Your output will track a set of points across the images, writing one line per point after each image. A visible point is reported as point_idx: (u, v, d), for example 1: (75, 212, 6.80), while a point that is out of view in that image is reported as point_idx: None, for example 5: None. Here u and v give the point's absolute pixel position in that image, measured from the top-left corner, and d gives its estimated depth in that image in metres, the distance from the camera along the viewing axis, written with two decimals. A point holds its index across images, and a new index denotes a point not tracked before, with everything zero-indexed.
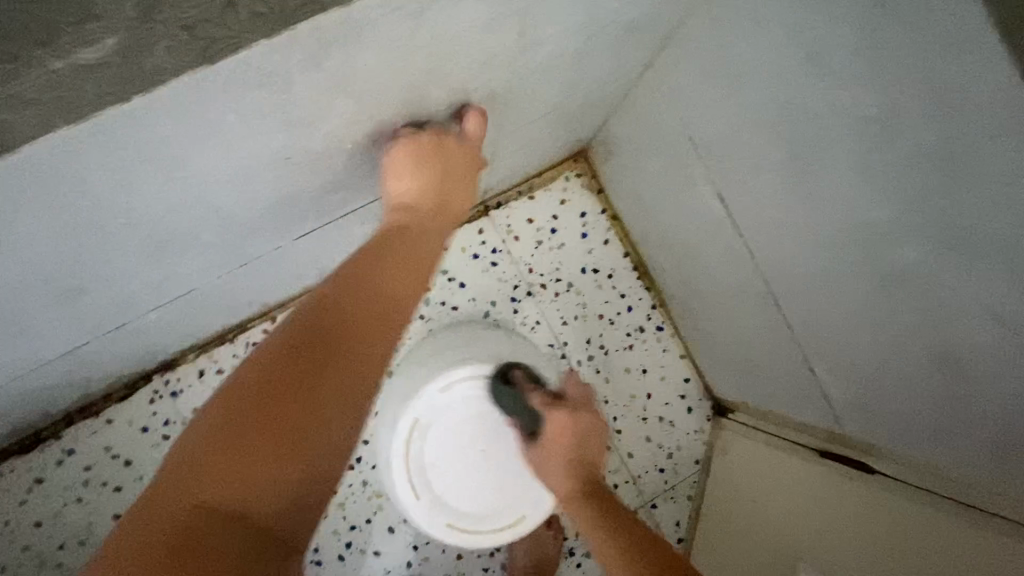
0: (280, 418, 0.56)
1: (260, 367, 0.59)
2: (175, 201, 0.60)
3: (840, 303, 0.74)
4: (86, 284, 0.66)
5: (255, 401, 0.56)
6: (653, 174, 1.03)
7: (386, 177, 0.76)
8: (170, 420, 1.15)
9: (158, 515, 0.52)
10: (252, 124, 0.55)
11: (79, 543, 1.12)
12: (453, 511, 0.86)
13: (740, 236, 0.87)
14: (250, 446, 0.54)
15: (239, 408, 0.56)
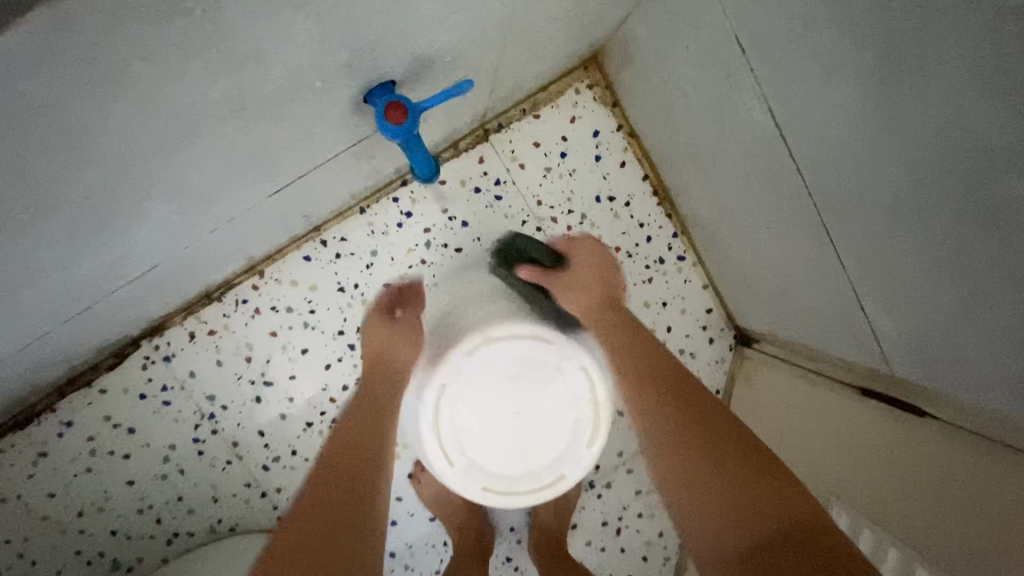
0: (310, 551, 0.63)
1: (281, 537, 0.65)
2: (96, 170, 0.47)
3: (908, 241, 0.63)
4: (21, 275, 0.55)
5: (287, 558, 0.62)
6: (684, 86, 0.87)
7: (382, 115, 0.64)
8: (168, 385, 1.09)
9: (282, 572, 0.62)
10: (168, 62, 0.41)
11: (98, 509, 1.10)
12: (489, 475, 0.77)
13: (793, 161, 0.74)
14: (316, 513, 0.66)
15: (280, 555, 0.63)
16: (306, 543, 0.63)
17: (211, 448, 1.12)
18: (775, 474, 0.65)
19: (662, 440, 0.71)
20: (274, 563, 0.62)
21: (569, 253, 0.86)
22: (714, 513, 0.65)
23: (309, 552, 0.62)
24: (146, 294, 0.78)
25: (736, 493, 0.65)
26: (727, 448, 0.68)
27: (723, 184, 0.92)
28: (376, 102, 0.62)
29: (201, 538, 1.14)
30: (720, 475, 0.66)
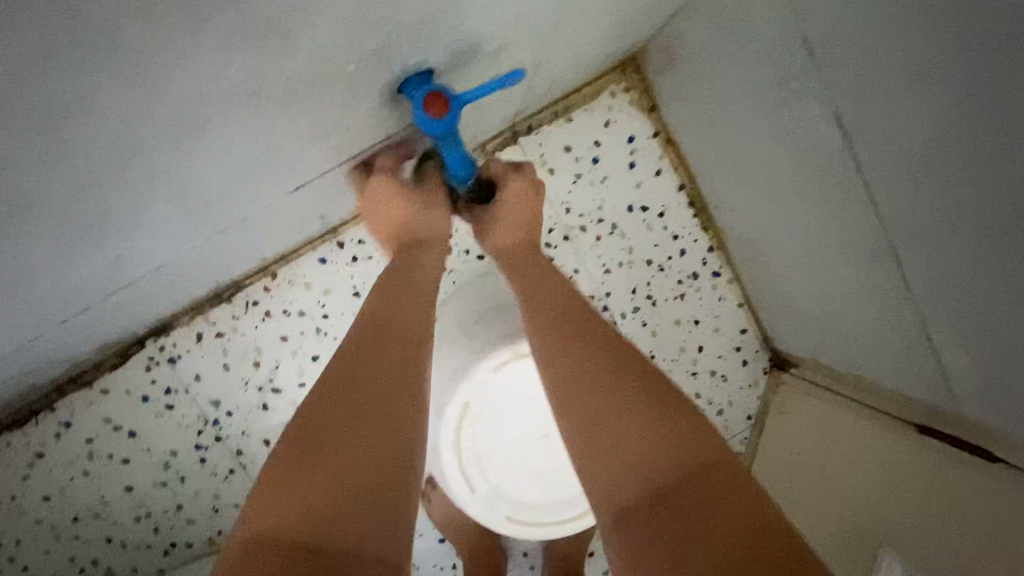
0: (338, 451, 0.52)
1: (298, 433, 0.53)
2: (93, 162, 0.42)
3: (991, 274, 0.56)
4: (10, 275, 0.49)
5: (308, 465, 0.51)
6: (735, 91, 0.80)
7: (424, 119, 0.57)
8: (172, 389, 1.04)
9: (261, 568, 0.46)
10: (176, 42, 0.36)
11: (95, 515, 1.05)
12: (513, 502, 0.71)
13: (859, 176, 0.67)
14: (311, 474, 0.51)
15: (300, 453, 0.52)
16: (332, 438, 0.53)
17: (214, 456, 1.06)
18: (690, 427, 0.55)
19: (589, 381, 0.58)
20: (292, 472, 0.51)
21: (500, 181, 0.74)
22: (625, 467, 0.54)
23: (335, 457, 0.52)
24: (149, 296, 0.73)
25: (635, 462, 0.54)
26: (635, 409, 0.56)
27: (770, 198, 0.86)
28: (413, 92, 0.56)
29: (199, 550, 1.08)
30: (628, 417, 0.55)
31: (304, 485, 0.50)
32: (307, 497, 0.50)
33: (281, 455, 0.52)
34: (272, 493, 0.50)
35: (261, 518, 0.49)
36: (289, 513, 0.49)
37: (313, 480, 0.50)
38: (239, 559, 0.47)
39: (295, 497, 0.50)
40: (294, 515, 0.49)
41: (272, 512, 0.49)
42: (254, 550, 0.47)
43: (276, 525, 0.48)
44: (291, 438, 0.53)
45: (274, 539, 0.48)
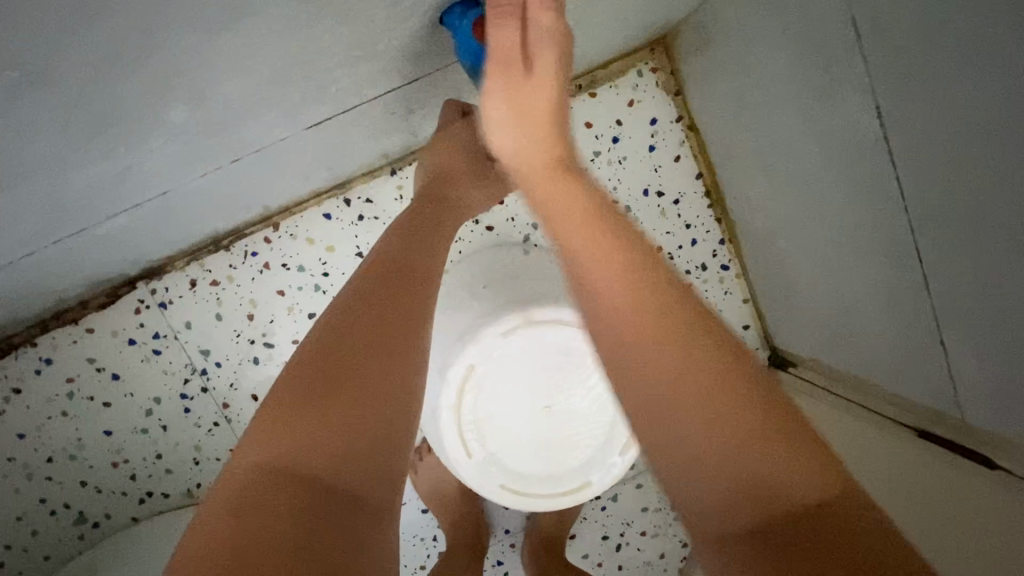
0: (344, 395, 0.53)
1: (298, 378, 0.53)
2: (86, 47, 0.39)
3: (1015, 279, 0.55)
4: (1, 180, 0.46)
5: (312, 404, 0.52)
6: (770, 73, 0.78)
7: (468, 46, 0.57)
8: (161, 333, 1.01)
9: (262, 499, 0.47)
10: None
11: (70, 456, 1.02)
12: (509, 471, 0.70)
13: (892, 170, 0.65)
14: (319, 412, 0.51)
15: (303, 394, 0.52)
16: (336, 380, 0.53)
17: (198, 407, 1.04)
18: (804, 434, 0.46)
19: (656, 366, 0.49)
20: (291, 414, 0.51)
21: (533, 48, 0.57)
22: (736, 467, 0.45)
23: (341, 399, 0.52)
24: (146, 228, 0.69)
25: (745, 469, 0.45)
26: (719, 397, 0.47)
27: (792, 189, 0.85)
28: (457, 23, 0.57)
29: (175, 501, 1.06)
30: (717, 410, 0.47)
31: (311, 424, 0.51)
32: (316, 438, 0.50)
33: (286, 394, 0.53)
34: (278, 428, 0.51)
35: (267, 451, 0.50)
36: (298, 452, 0.50)
37: (320, 420, 0.51)
38: (245, 487, 0.48)
39: (300, 435, 0.50)
40: (299, 450, 0.50)
41: (278, 447, 0.50)
42: (260, 480, 0.48)
43: (282, 459, 0.49)
44: (295, 379, 0.54)
45: (283, 471, 0.49)
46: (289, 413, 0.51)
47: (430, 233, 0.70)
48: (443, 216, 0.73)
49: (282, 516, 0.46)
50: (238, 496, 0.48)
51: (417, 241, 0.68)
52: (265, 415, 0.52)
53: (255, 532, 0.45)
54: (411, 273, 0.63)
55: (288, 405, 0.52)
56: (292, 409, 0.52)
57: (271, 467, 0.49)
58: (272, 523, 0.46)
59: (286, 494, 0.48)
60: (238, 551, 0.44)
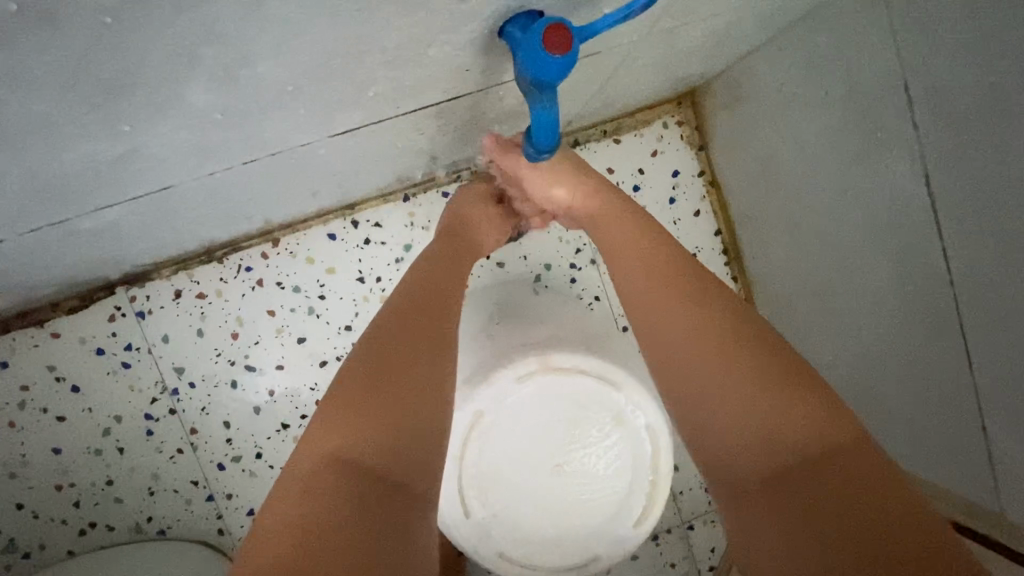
0: (393, 395, 0.51)
1: (354, 376, 0.52)
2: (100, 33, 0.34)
3: None
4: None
5: (368, 399, 0.50)
6: (809, 135, 0.77)
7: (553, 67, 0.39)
8: (133, 345, 0.93)
9: (323, 494, 0.45)
10: None
11: (9, 474, 0.92)
12: (509, 536, 0.62)
13: (937, 239, 0.62)
14: (376, 407, 0.50)
15: (359, 389, 0.51)
16: (389, 380, 0.52)
17: (163, 430, 0.94)
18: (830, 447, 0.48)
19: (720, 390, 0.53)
20: (347, 409, 0.50)
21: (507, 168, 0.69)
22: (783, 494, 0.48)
23: (395, 397, 0.51)
24: (134, 228, 0.63)
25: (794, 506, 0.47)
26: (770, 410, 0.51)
27: (823, 254, 0.82)
28: (517, 34, 0.40)
29: (121, 536, 0.94)
30: (764, 400, 0.51)
31: (361, 422, 0.49)
32: (369, 435, 0.49)
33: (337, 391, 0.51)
34: (334, 422, 0.49)
35: (325, 442, 0.48)
36: (353, 443, 0.48)
37: (374, 416, 0.50)
38: (303, 477, 0.46)
39: (356, 429, 0.49)
40: (358, 441, 0.48)
41: (333, 439, 0.48)
42: (319, 470, 0.47)
43: (340, 449, 0.48)
44: (350, 379, 0.52)
45: (340, 462, 0.47)
46: (345, 408, 0.50)
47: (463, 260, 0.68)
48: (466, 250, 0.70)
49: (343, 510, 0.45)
50: (298, 489, 0.45)
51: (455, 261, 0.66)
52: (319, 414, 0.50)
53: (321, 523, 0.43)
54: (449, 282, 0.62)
55: (343, 400, 0.51)
56: (348, 404, 0.50)
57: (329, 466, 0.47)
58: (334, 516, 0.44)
59: (344, 485, 0.46)
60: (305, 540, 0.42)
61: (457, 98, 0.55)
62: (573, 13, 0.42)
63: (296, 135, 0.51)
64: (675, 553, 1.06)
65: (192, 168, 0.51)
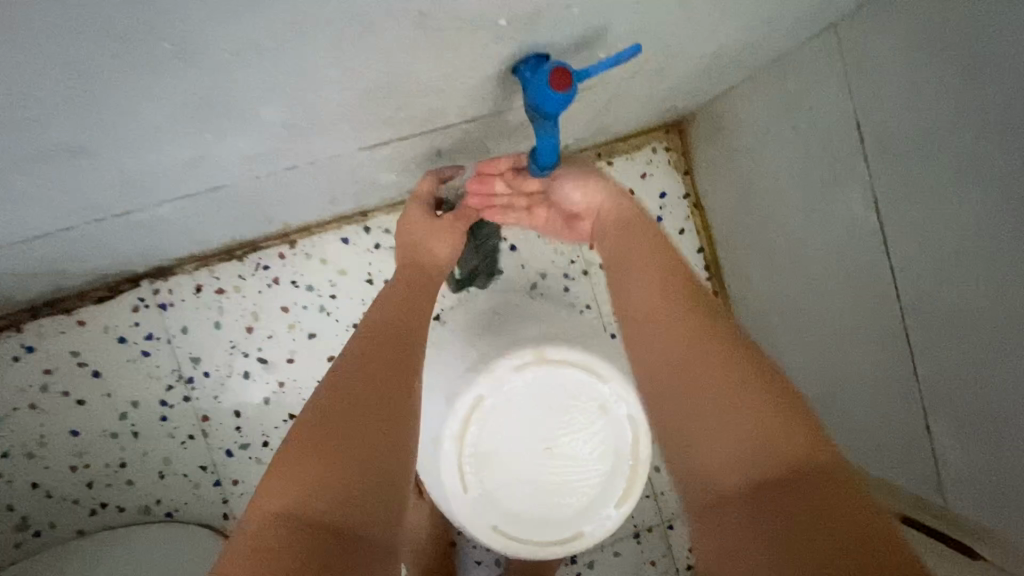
0: (349, 435, 0.52)
1: (310, 421, 0.53)
2: None
3: (999, 370, 0.60)
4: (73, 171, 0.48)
5: (321, 445, 0.51)
6: (781, 164, 0.86)
7: (559, 104, 0.48)
8: (154, 335, 0.99)
9: (275, 546, 0.46)
10: None
11: (28, 454, 0.97)
12: (503, 512, 0.68)
13: (887, 259, 0.71)
14: (328, 450, 0.51)
15: (312, 441, 0.52)
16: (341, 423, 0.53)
17: (176, 417, 1.00)
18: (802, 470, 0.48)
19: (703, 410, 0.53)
20: (303, 455, 0.51)
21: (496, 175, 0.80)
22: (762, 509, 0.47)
23: (347, 441, 0.52)
24: (176, 224, 0.70)
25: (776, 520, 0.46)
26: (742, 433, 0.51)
27: (794, 271, 0.91)
28: (526, 74, 0.49)
29: (129, 517, 0.99)
30: (725, 423, 0.52)
31: (314, 469, 0.50)
32: (323, 480, 0.50)
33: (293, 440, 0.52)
34: (287, 478, 0.50)
35: (281, 499, 0.48)
36: (311, 487, 0.49)
37: (330, 463, 0.51)
38: (258, 535, 0.47)
39: (313, 480, 0.49)
40: (315, 491, 0.49)
41: (291, 486, 0.49)
42: (279, 527, 0.47)
43: (298, 502, 0.48)
44: (300, 435, 0.53)
45: (298, 514, 0.48)
46: (299, 455, 0.51)
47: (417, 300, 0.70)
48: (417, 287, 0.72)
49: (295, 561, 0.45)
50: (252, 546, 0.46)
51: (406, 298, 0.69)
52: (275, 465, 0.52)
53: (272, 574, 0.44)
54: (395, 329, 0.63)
55: (297, 445, 0.52)
56: (302, 449, 0.51)
57: (284, 518, 0.47)
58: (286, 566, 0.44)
59: (305, 534, 0.47)
60: None
61: (473, 121, 0.63)
62: (575, 56, 0.51)
63: (333, 148, 0.59)
64: (655, 551, 1.12)
65: (241, 174, 0.59)
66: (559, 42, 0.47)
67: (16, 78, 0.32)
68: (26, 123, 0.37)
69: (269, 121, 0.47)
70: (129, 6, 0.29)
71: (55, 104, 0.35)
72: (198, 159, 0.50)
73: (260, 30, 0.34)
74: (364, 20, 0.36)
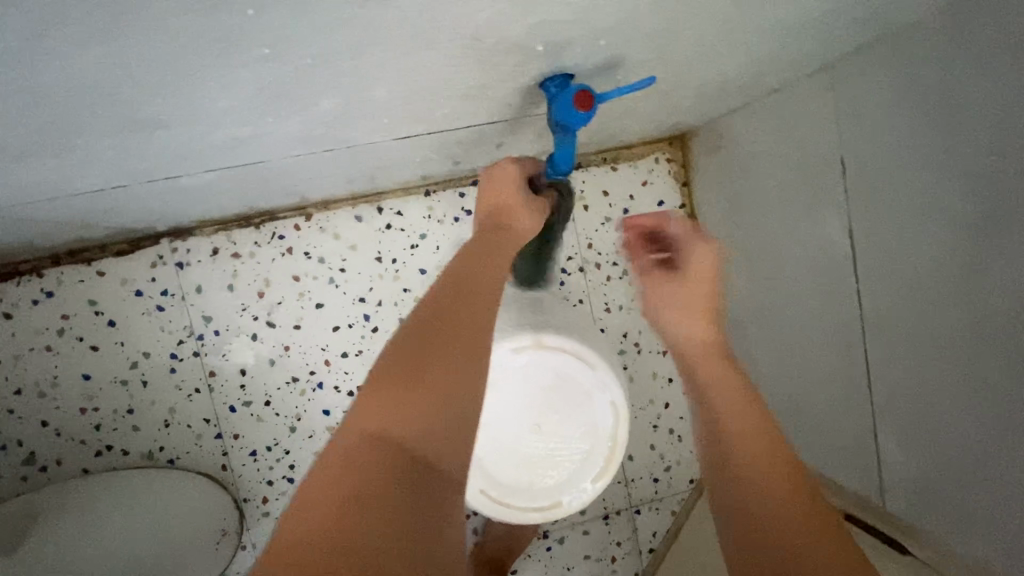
0: (436, 382, 0.54)
1: (402, 356, 0.55)
2: None
3: (938, 388, 0.68)
4: (144, 148, 0.53)
5: (412, 384, 0.53)
6: (771, 187, 0.93)
7: (581, 120, 0.54)
8: (169, 291, 1.04)
9: (362, 473, 0.48)
10: None
11: (39, 393, 1.02)
12: (490, 478, 0.76)
13: (856, 282, 0.79)
14: (415, 394, 0.53)
15: (400, 371, 0.54)
16: (431, 372, 0.54)
17: (185, 370, 1.05)
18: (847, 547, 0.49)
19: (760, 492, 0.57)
20: (395, 387, 0.53)
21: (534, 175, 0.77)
22: None
23: (431, 388, 0.54)
24: (209, 191, 0.75)
25: None
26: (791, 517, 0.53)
27: (772, 286, 0.98)
28: (554, 90, 0.55)
29: (133, 461, 1.05)
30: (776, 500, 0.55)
31: (402, 406, 0.52)
32: (411, 423, 0.52)
33: (383, 371, 0.54)
34: (375, 404, 0.52)
35: (368, 420, 0.51)
36: (402, 426, 0.52)
37: (418, 403, 0.53)
38: (347, 452, 0.50)
39: (399, 411, 0.52)
40: (399, 424, 0.52)
41: (381, 417, 0.51)
42: (364, 446, 0.50)
43: (382, 429, 0.51)
44: (391, 363, 0.54)
45: (382, 438, 0.51)
46: (390, 387, 0.53)
47: (499, 251, 0.69)
48: (502, 235, 0.71)
49: (375, 497, 0.47)
50: (340, 463, 0.49)
51: (487, 249, 0.68)
52: (365, 388, 0.53)
53: (361, 496, 0.47)
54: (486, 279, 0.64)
55: (387, 374, 0.53)
56: (393, 381, 0.53)
57: (373, 447, 0.50)
58: (371, 500, 0.47)
59: (382, 459, 0.50)
60: (343, 514, 0.46)
61: (496, 123, 0.69)
62: (596, 78, 0.57)
63: (367, 136, 0.64)
64: (621, 533, 1.20)
65: (282, 154, 0.64)
66: (583, 64, 0.53)
67: (130, 68, 0.38)
68: (122, 101, 0.42)
69: (320, 111, 0.53)
70: (239, 19, 0.35)
71: (143, 85, 0.40)
72: (251, 137, 0.56)
73: (337, 37, 0.39)
74: (421, 36, 0.42)
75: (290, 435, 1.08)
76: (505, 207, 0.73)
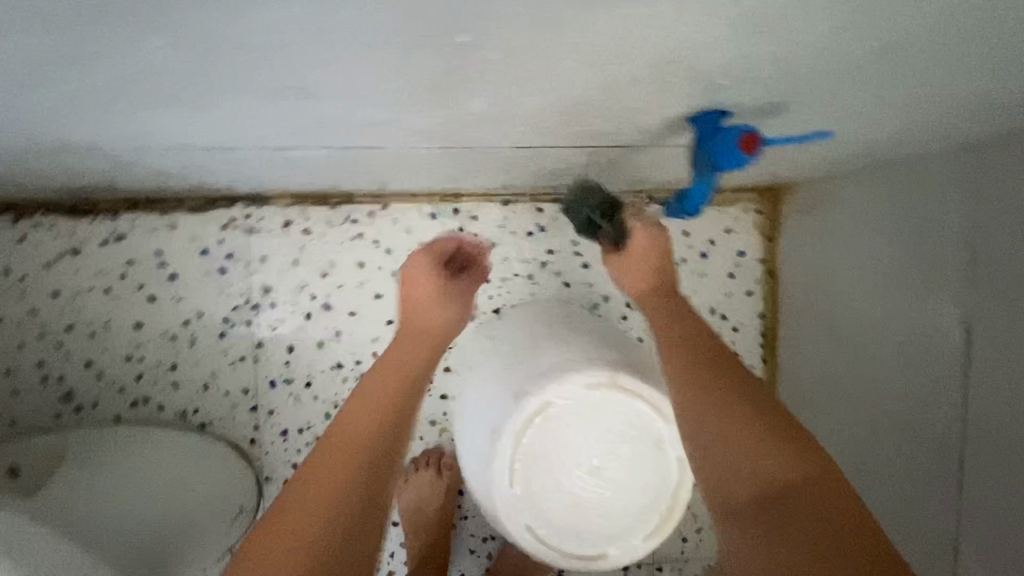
0: (321, 503, 0.60)
1: (303, 479, 0.62)
2: None
3: None
4: (268, 115, 0.51)
5: (304, 505, 0.60)
6: (874, 261, 0.88)
7: (739, 162, 0.52)
8: (233, 256, 1.03)
9: None
10: None
11: (89, 333, 1.02)
12: (537, 515, 0.72)
13: (963, 384, 0.72)
14: (301, 526, 0.58)
15: (261, 553, 0.57)
16: (314, 501, 0.60)
17: (234, 337, 1.04)
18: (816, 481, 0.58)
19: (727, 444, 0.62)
20: (273, 538, 0.58)
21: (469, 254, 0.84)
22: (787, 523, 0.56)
23: (304, 527, 0.58)
24: (304, 166, 0.73)
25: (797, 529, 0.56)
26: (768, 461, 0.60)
27: (854, 365, 0.92)
28: (703, 127, 0.53)
29: (165, 418, 1.03)
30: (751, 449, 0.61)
31: (291, 536, 0.58)
32: (302, 534, 0.58)
33: (253, 538, 0.58)
34: (270, 536, 0.58)
35: (260, 554, 0.57)
36: (289, 553, 0.57)
37: (302, 525, 0.58)
38: None
39: (291, 531, 0.58)
40: (283, 556, 0.56)
41: (270, 555, 0.57)
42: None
43: (270, 559, 0.56)
44: (295, 482, 0.62)
45: (269, 560, 0.56)
46: (282, 517, 0.59)
47: (409, 357, 0.75)
48: (420, 333, 0.77)
49: None
50: None
51: (399, 354, 0.75)
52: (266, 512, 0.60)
53: None
54: (388, 395, 0.70)
55: (281, 512, 0.59)
56: (292, 506, 0.60)
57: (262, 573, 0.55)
58: None
59: None
60: None
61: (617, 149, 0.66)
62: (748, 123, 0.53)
63: (486, 140, 0.61)
64: None
65: (396, 143, 0.62)
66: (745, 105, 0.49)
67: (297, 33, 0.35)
68: (273, 65, 0.40)
69: (457, 108, 0.49)
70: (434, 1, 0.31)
71: (302, 52, 0.38)
72: (377, 122, 0.53)
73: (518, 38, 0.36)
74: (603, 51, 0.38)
75: (324, 421, 1.06)
76: (422, 300, 0.78)
